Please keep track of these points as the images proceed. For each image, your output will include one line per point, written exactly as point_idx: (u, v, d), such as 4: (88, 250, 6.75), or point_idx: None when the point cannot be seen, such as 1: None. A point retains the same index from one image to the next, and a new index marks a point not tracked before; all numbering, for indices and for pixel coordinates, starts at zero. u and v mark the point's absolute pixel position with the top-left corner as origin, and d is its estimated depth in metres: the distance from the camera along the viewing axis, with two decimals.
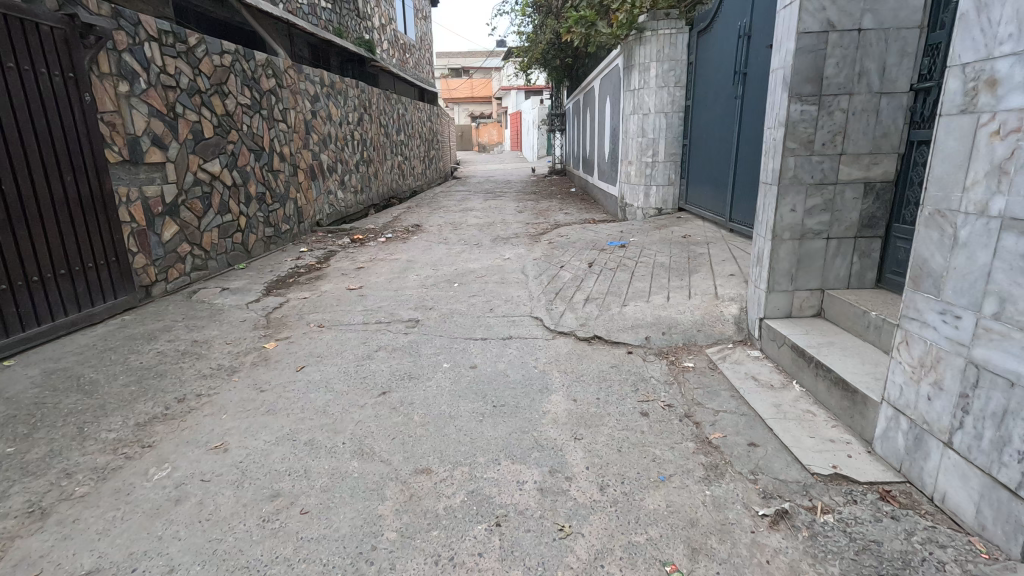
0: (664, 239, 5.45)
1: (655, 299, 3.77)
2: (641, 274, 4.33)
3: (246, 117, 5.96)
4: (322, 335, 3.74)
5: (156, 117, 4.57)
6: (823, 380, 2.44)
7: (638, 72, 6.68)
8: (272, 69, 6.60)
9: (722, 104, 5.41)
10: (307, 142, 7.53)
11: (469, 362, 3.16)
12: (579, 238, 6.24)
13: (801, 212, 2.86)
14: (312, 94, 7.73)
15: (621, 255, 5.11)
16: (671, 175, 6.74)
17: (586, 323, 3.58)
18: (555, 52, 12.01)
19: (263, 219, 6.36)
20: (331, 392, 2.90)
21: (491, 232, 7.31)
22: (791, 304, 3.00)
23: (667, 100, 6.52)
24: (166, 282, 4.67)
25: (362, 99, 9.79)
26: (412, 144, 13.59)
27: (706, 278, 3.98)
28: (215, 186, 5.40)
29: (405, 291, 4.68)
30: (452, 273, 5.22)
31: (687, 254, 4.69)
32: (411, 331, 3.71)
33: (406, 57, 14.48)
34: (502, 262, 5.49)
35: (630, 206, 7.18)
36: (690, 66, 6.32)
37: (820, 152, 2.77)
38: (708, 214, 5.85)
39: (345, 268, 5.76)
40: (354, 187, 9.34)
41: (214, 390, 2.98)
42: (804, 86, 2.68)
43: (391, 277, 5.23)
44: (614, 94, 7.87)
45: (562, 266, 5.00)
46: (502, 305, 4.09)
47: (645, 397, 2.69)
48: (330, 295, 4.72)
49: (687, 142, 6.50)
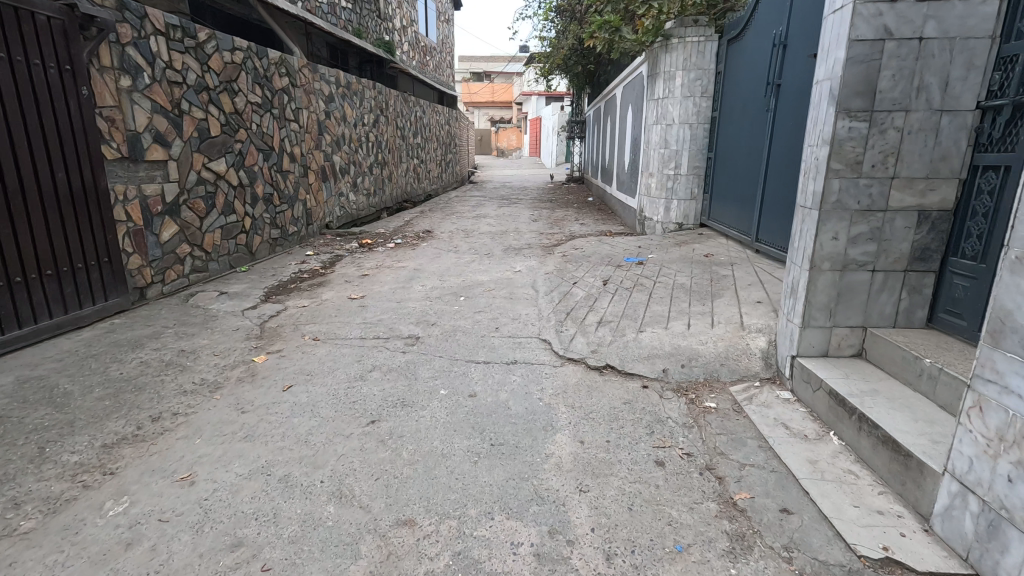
0: (685, 257, 5.15)
1: (674, 326, 3.47)
2: (660, 296, 4.04)
3: (256, 116, 5.82)
4: (316, 350, 3.52)
5: (159, 114, 4.42)
6: (867, 436, 2.14)
7: (662, 80, 6.39)
8: (286, 67, 6.46)
9: (752, 116, 5.11)
10: (319, 143, 7.38)
11: (469, 390, 2.90)
12: (595, 251, 5.96)
13: (844, 241, 2.56)
14: (326, 94, 7.58)
15: (639, 273, 4.82)
16: (694, 189, 6.43)
17: (599, 349, 3.30)
18: (577, 58, 11.77)
19: (270, 221, 6.21)
20: (316, 418, 2.66)
21: (503, 242, 7.06)
22: (829, 342, 2.70)
23: (692, 111, 6.22)
24: (162, 283, 4.51)
25: (379, 101, 9.65)
26: (429, 147, 13.44)
27: (730, 304, 3.67)
28: (220, 186, 5.25)
29: (409, 303, 4.44)
30: (459, 285, 4.98)
31: (710, 276, 4.38)
32: (409, 349, 3.47)
33: (427, 59, 14.37)
34: (513, 275, 5.24)
35: (649, 220, 6.89)
36: (718, 76, 6.02)
37: (868, 175, 2.47)
38: (732, 232, 5.55)
39: (349, 274, 5.56)
40: (367, 190, 9.18)
41: (192, 409, 2.77)
42: (854, 101, 2.39)
43: (396, 286, 5.01)
44: (637, 103, 7.59)
45: (575, 283, 4.73)
46: (508, 324, 3.83)
47: (661, 442, 2.40)
48: (330, 304, 4.50)
49: (712, 155, 6.19)
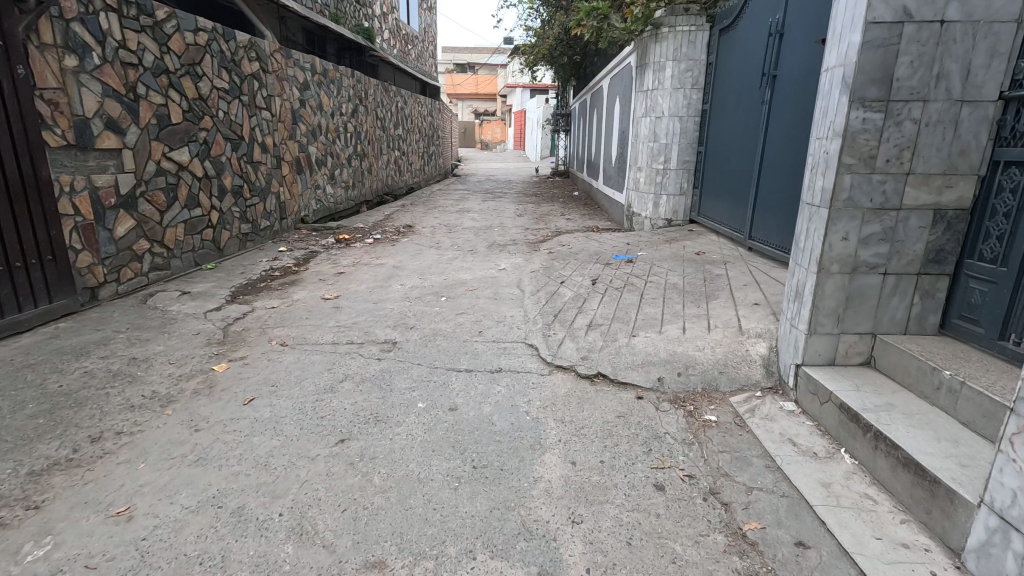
0: (676, 255, 4.96)
1: (669, 330, 3.27)
2: (652, 297, 3.84)
3: (223, 103, 5.46)
4: (283, 358, 3.23)
5: (112, 98, 4.06)
6: (885, 456, 1.96)
7: (652, 71, 6.17)
8: (256, 51, 6.08)
9: (745, 109, 4.93)
10: (293, 133, 7.01)
11: (449, 403, 2.66)
12: (582, 248, 5.74)
13: (855, 242, 2.37)
14: (301, 81, 7.21)
15: (629, 272, 4.62)
16: (683, 184, 6.25)
17: (590, 356, 3.08)
18: (563, 49, 11.54)
19: (240, 215, 5.85)
20: (278, 437, 2.39)
21: (487, 238, 6.80)
22: (836, 350, 2.52)
23: (683, 103, 6.02)
24: (117, 283, 4.17)
25: (357, 90, 9.27)
26: (411, 139, 13.08)
27: (727, 306, 3.48)
28: (183, 178, 4.89)
29: (386, 304, 4.17)
30: (440, 284, 4.71)
31: (703, 276, 4.19)
32: (385, 356, 3.21)
33: (408, 48, 13.95)
34: (497, 274, 4.99)
35: (637, 215, 6.70)
36: (709, 67, 5.83)
37: (882, 170, 2.28)
38: (723, 229, 5.39)
39: (324, 272, 5.25)
40: (345, 182, 8.82)
41: (138, 428, 2.47)
42: (869, 89, 2.19)
43: (373, 285, 4.73)
44: (625, 95, 7.37)
45: (562, 282, 4.50)
46: (493, 328, 3.59)
47: (660, 463, 2.19)
48: (301, 305, 4.20)
49: (702, 149, 6.02)
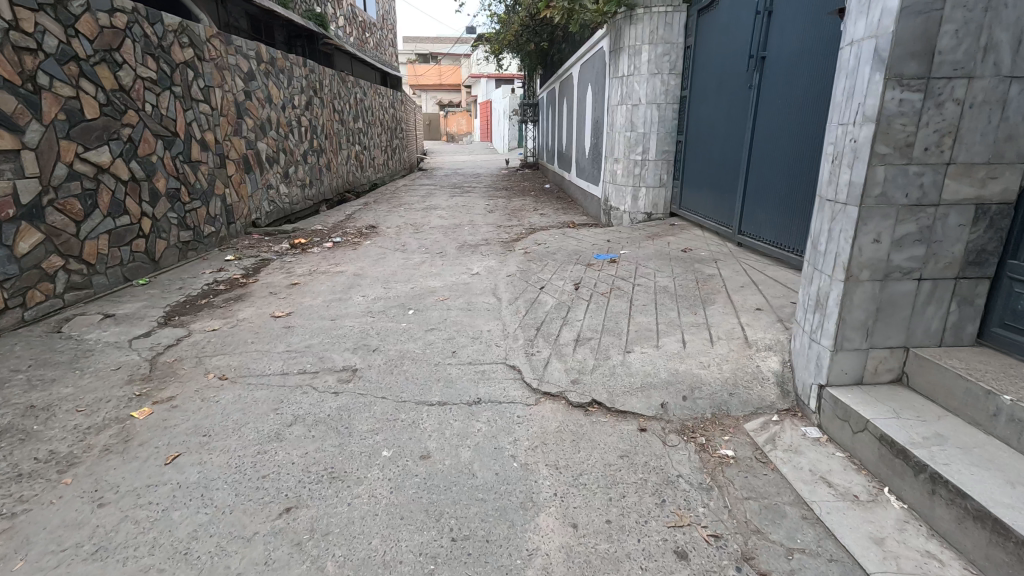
0: (660, 254, 4.62)
1: (667, 343, 2.91)
2: (642, 304, 3.47)
3: (150, 95, 4.80)
4: (221, 395, 2.73)
5: (4, 90, 3.41)
6: (948, 504, 1.63)
7: (627, 55, 5.79)
8: (189, 36, 5.41)
9: (730, 94, 4.60)
10: (238, 128, 6.36)
11: (420, 449, 2.23)
12: (560, 247, 5.36)
13: (887, 244, 2.04)
14: (245, 71, 6.55)
15: (613, 273, 4.26)
16: (662, 176, 5.93)
17: (580, 380, 2.69)
18: (529, 36, 11.08)
19: (178, 221, 5.21)
20: (206, 510, 1.91)
21: (456, 238, 6.33)
22: (864, 367, 2.20)
23: (660, 89, 5.68)
24: (22, 309, 3.54)
25: (311, 81, 8.60)
26: (372, 133, 12.41)
27: (725, 313, 3.15)
28: (103, 182, 4.24)
29: (345, 321, 3.68)
30: (406, 294, 4.25)
31: (694, 277, 3.86)
32: (343, 389, 2.74)
33: (366, 36, 13.18)
34: (470, 279, 4.55)
35: (615, 210, 6.35)
36: (687, 51, 5.49)
37: (919, 161, 1.95)
38: (708, 222, 5.09)
39: (276, 283, 4.71)
40: (301, 180, 8.17)
41: (23, 506, 1.94)
42: (907, 64, 1.84)
43: (332, 298, 4.23)
44: (597, 82, 6.99)
45: (542, 288, 4.10)
46: (468, 347, 3.16)
47: (677, 519, 1.82)
48: (247, 326, 3.67)
49: (682, 139, 5.69)
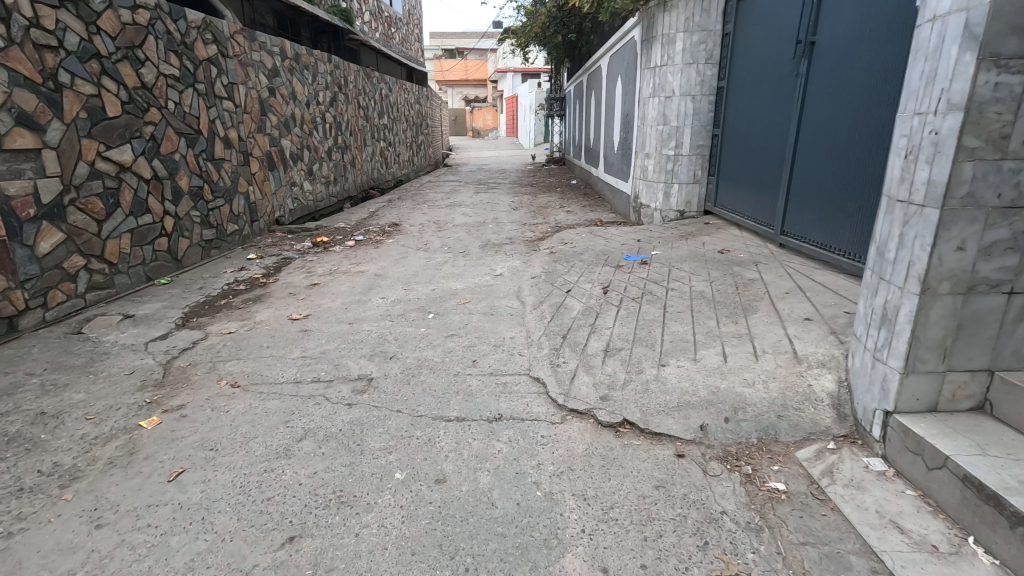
0: (695, 255, 4.34)
1: (706, 356, 2.66)
2: (677, 312, 3.22)
3: (173, 93, 4.76)
4: (231, 405, 2.61)
5: (25, 88, 3.38)
6: None
7: (660, 45, 5.49)
8: (212, 33, 5.36)
9: (773, 83, 4.27)
10: (262, 125, 6.32)
11: (436, 472, 2.06)
12: (587, 248, 5.12)
13: (973, 252, 1.75)
14: (270, 67, 6.49)
15: (645, 276, 4.00)
16: (696, 172, 5.62)
17: (610, 396, 2.47)
18: (556, 27, 10.79)
19: (201, 220, 5.17)
20: (206, 537, 1.78)
21: (480, 237, 6.16)
22: (940, 393, 1.91)
23: (695, 80, 5.37)
24: (43, 309, 3.52)
25: (336, 77, 8.54)
26: (398, 129, 12.35)
27: (770, 323, 2.88)
28: (125, 180, 4.21)
29: (363, 325, 3.55)
30: (426, 296, 4.09)
31: (733, 282, 3.58)
32: (357, 400, 2.59)
33: (392, 31, 13.11)
34: (493, 281, 4.37)
35: (645, 207, 6.07)
36: (726, 38, 5.16)
37: (1016, 155, 1.66)
38: (747, 221, 4.77)
39: (296, 283, 4.62)
40: (325, 177, 8.12)
41: (21, 525, 1.85)
42: (1006, 41, 1.56)
43: (351, 299, 4.10)
44: (628, 74, 6.70)
45: (568, 291, 3.88)
46: (489, 357, 2.98)
47: (723, 567, 1.60)
48: (263, 329, 3.57)
49: (719, 133, 5.37)
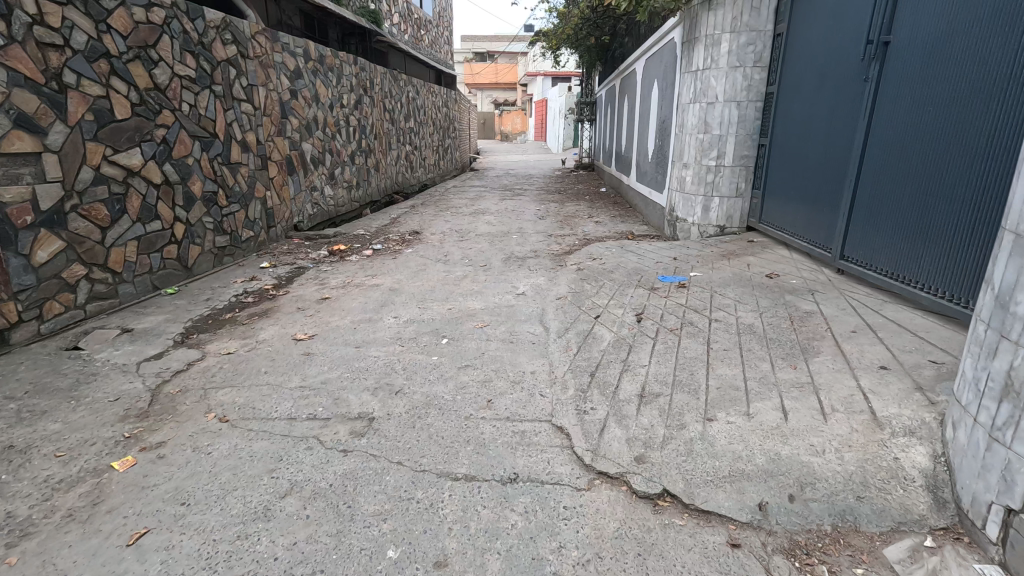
0: (740, 279, 3.90)
1: (762, 411, 2.25)
2: (723, 350, 2.81)
3: (187, 94, 4.58)
4: (215, 445, 2.33)
5: (25, 89, 3.20)
6: None
7: (703, 46, 5.07)
8: (232, 33, 5.18)
9: (834, 88, 3.82)
10: (282, 128, 6.13)
11: (436, 550, 1.72)
12: (618, 265, 4.72)
13: None
14: (292, 69, 6.31)
15: (683, 302, 3.60)
16: (740, 184, 5.16)
17: (647, 458, 2.09)
18: (589, 29, 10.39)
19: (214, 226, 4.99)
20: None
21: (502, 249, 5.83)
22: None
23: (742, 85, 4.91)
24: (38, 321, 3.33)
25: (361, 79, 8.35)
26: (424, 132, 12.16)
27: (836, 371, 2.44)
28: (133, 185, 4.03)
29: (370, 350, 3.25)
30: (441, 316, 3.77)
31: (787, 315, 3.14)
32: (354, 447, 2.28)
33: (421, 34, 12.91)
34: (514, 301, 4.02)
35: (681, 221, 5.64)
36: (778, 39, 4.70)
37: None
38: (797, 240, 4.31)
39: (306, 296, 4.36)
40: (347, 182, 7.93)
41: None
42: None
43: (361, 318, 3.81)
44: (666, 78, 6.27)
45: (597, 318, 3.51)
46: (507, 396, 2.63)
47: None
48: (264, 350, 3.31)
49: (766, 142, 4.91)
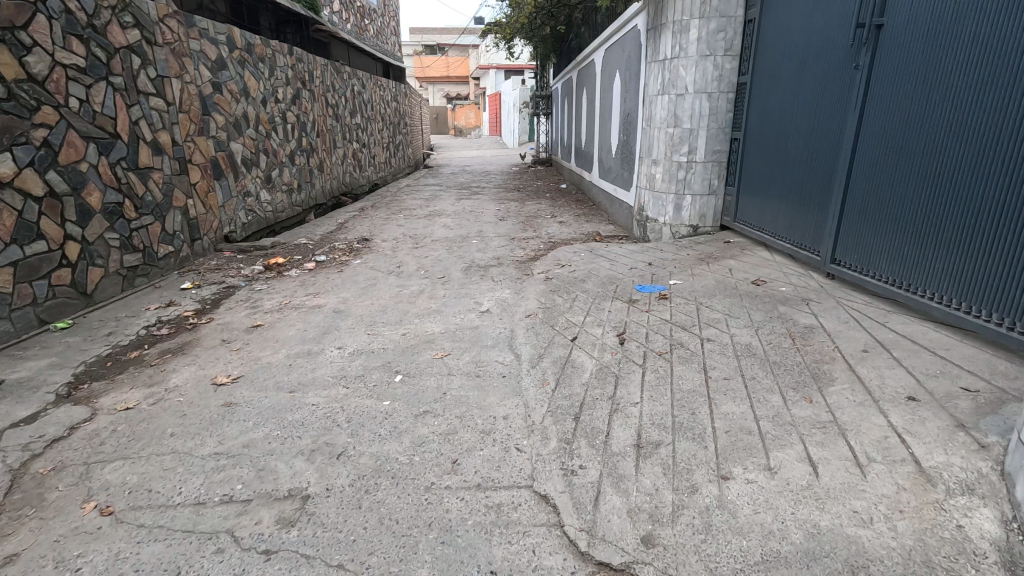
0: (724, 288, 3.56)
1: (787, 464, 1.86)
2: (724, 380, 2.43)
3: (76, 87, 3.82)
4: (87, 555, 1.73)
5: None
6: None
7: (671, 33, 4.70)
8: (134, 14, 4.41)
9: (817, 77, 3.53)
10: (204, 126, 5.37)
11: None
12: (591, 273, 4.32)
13: None
14: (213, 58, 5.54)
15: (669, 318, 3.22)
16: (713, 181, 4.86)
17: (657, 539, 1.66)
18: (544, 19, 9.95)
19: (120, 243, 4.24)
20: None
21: (462, 256, 5.32)
22: None
23: (713, 75, 4.59)
24: None
25: (299, 70, 7.59)
26: (373, 129, 11.42)
27: (861, 406, 2.10)
28: (3, 199, 3.27)
29: (308, 396, 2.69)
30: (394, 345, 3.24)
31: (786, 331, 2.80)
32: (278, 546, 1.74)
33: (366, 23, 12.10)
34: (478, 321, 3.54)
35: (652, 222, 5.30)
36: (750, 25, 4.40)
37: None
38: (779, 241, 4.03)
39: (235, 324, 3.72)
40: (287, 184, 7.20)
41: None
42: None
43: (298, 350, 3.23)
44: (630, 69, 5.90)
45: (574, 340, 3.08)
46: (476, 455, 2.14)
47: None
48: (174, 401, 2.68)
49: (740, 136, 4.62)
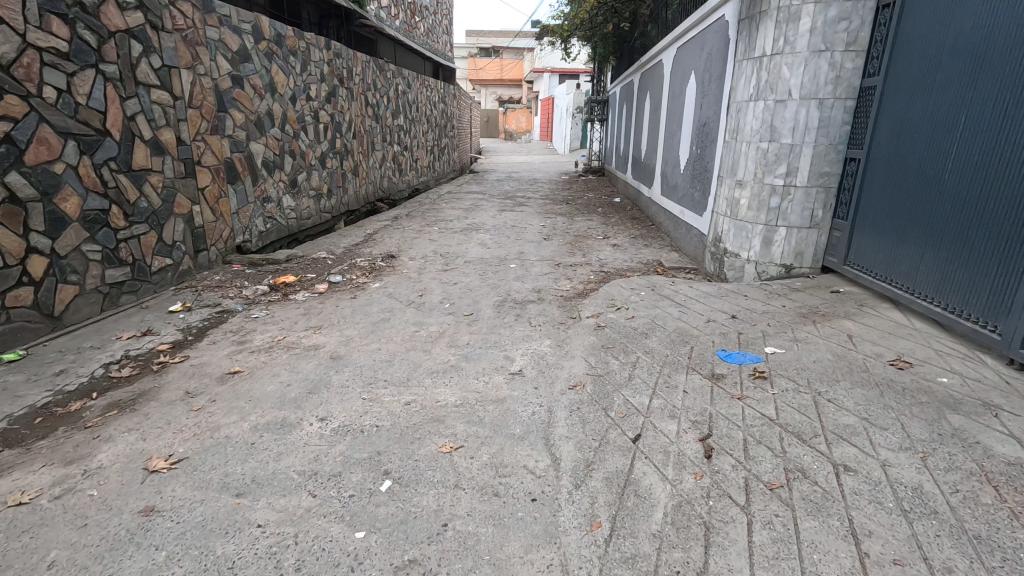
0: (850, 369, 2.55)
1: None
2: (895, 569, 1.46)
3: (54, 75, 3.25)
4: None
5: None
6: None
7: (774, 23, 3.71)
8: None
9: (1011, 79, 2.46)
10: (219, 123, 4.80)
11: None
12: (655, 324, 3.39)
13: None
14: (235, 47, 4.97)
15: (775, 416, 2.24)
16: (817, 212, 3.81)
17: None
18: (607, 17, 9.09)
19: (103, 255, 3.67)
20: None
21: (495, 285, 4.49)
22: None
23: (829, 76, 3.55)
24: None
25: (336, 66, 7.02)
26: (417, 131, 10.83)
27: None
28: None
29: (256, 507, 1.90)
30: (392, 421, 2.43)
31: (980, 470, 1.80)
32: None
33: (417, 20, 11.55)
34: (505, 390, 2.69)
35: (732, 256, 4.28)
36: (886, 10, 3.34)
37: None
38: (921, 300, 2.96)
39: (210, 367, 3.03)
40: (314, 189, 6.60)
41: None
42: None
43: (269, 419, 2.48)
44: (711, 68, 4.92)
45: (636, 441, 2.17)
46: None
47: None
48: (83, 496, 1.97)
49: (858, 155, 3.56)
